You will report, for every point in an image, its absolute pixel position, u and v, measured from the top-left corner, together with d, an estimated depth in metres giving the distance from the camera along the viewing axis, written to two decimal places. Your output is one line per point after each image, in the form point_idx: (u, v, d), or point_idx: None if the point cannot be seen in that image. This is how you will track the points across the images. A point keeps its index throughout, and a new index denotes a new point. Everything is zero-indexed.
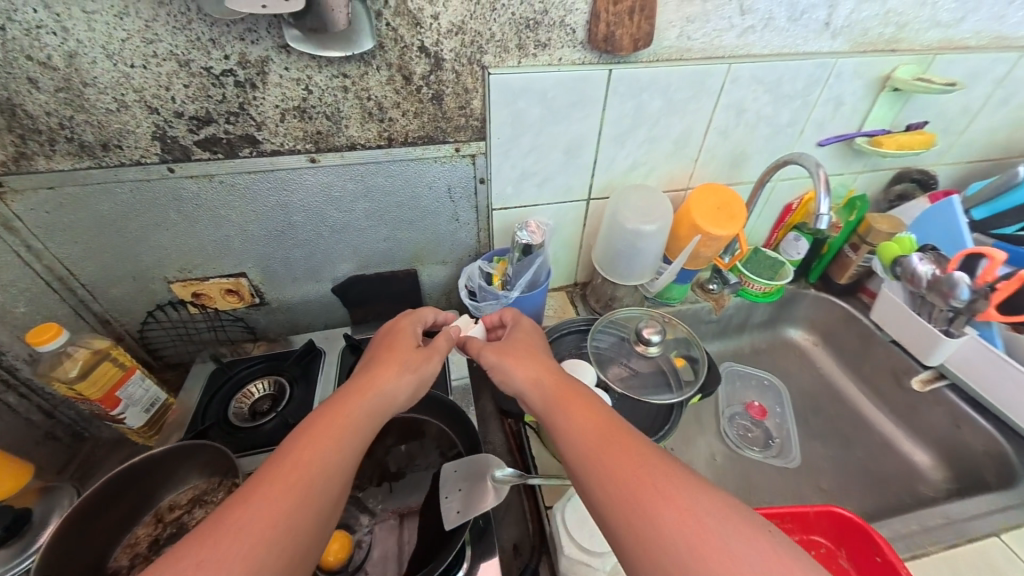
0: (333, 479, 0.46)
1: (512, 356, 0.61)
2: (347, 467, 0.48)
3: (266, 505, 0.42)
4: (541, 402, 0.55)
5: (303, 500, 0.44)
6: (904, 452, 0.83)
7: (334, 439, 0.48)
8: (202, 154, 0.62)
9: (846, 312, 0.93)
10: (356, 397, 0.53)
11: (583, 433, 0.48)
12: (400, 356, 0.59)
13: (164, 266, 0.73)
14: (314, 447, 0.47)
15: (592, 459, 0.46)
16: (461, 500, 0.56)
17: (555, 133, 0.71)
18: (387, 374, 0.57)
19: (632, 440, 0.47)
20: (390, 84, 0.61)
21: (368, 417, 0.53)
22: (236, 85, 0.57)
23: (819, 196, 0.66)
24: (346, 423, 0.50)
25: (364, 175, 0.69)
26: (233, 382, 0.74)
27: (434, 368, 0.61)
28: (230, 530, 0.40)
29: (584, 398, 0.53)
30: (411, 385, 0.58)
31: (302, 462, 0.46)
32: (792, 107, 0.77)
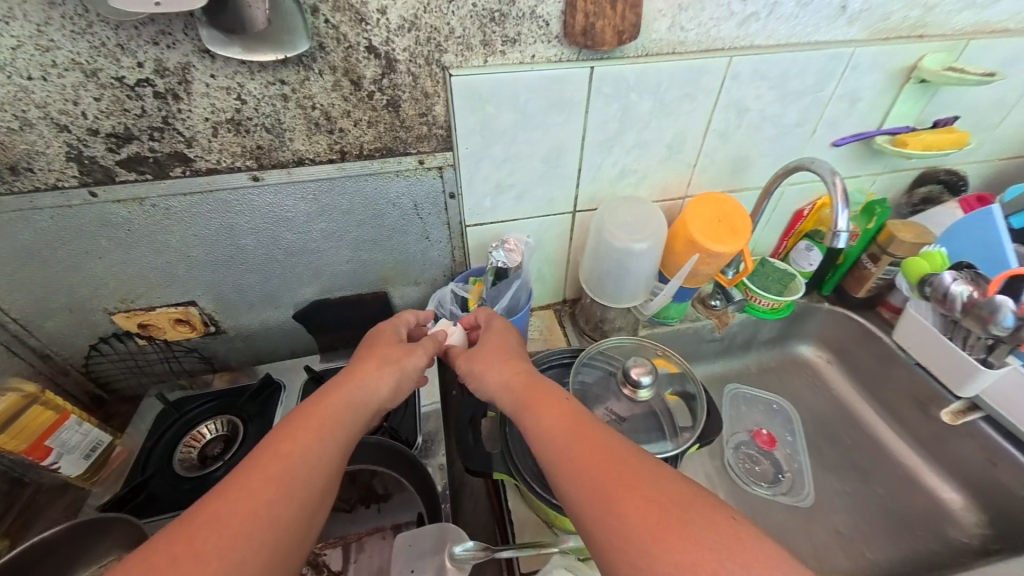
0: (318, 472, 0.42)
1: (483, 355, 0.57)
2: (333, 461, 0.44)
3: (248, 496, 0.38)
4: (508, 399, 0.51)
5: (286, 492, 0.39)
6: (931, 489, 0.75)
7: (315, 431, 0.45)
8: (127, 175, 0.55)
9: (864, 330, 0.84)
10: (338, 391, 0.50)
11: (550, 428, 0.45)
12: (382, 351, 0.56)
13: (102, 297, 0.66)
14: (296, 438, 0.43)
15: (559, 456, 0.43)
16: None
17: (531, 141, 0.63)
18: (368, 368, 0.53)
19: (599, 432, 0.44)
20: (337, 90, 0.53)
21: (351, 410, 0.49)
22: (156, 96, 0.50)
23: (837, 208, 0.57)
24: (328, 416, 0.47)
25: (316, 192, 0.62)
26: (183, 422, 0.67)
27: (417, 361, 0.57)
28: (207, 523, 0.36)
29: (552, 393, 0.49)
30: (393, 379, 0.54)
31: (282, 454, 0.42)
32: (802, 104, 0.67)
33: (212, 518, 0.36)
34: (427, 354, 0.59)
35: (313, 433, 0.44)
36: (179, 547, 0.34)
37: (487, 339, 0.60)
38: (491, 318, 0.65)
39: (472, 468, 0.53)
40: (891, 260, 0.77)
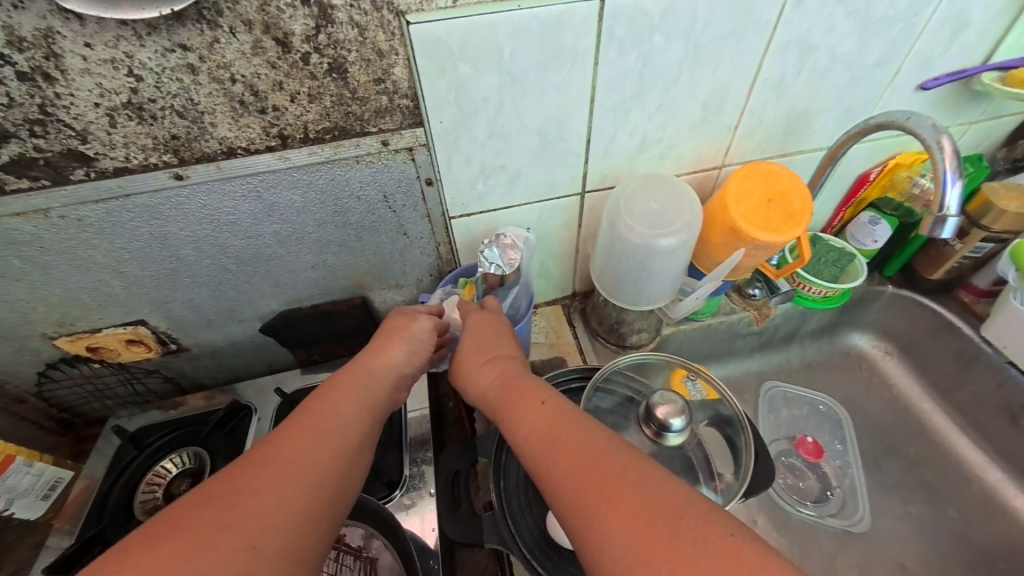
0: (353, 427, 0.39)
1: (460, 359, 0.50)
2: (365, 420, 0.41)
3: (289, 445, 0.35)
4: (490, 401, 0.45)
5: (323, 441, 0.36)
6: (1015, 511, 0.63)
7: (341, 393, 0.42)
8: (18, 183, 0.44)
9: (938, 319, 0.70)
10: (356, 362, 0.47)
11: (530, 431, 0.38)
12: (387, 325, 0.53)
13: (37, 322, 0.57)
14: (323, 399, 0.41)
15: (540, 455, 0.36)
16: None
17: (524, 107, 0.49)
18: (378, 342, 0.50)
19: (582, 431, 0.35)
20: (259, 54, 0.40)
21: (372, 375, 0.46)
22: (21, 78, 0.37)
23: (944, 180, 0.43)
24: (351, 380, 0.44)
25: (260, 189, 0.50)
26: (143, 459, 0.60)
27: (424, 324, 0.53)
28: (255, 465, 0.33)
29: (534, 389, 0.42)
30: (408, 347, 0.51)
31: (312, 410, 0.39)
32: (887, 36, 0.50)
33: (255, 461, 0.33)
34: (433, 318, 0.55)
35: (337, 393, 0.42)
36: (218, 492, 0.31)
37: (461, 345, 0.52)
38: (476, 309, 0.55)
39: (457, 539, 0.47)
40: (985, 235, 0.61)
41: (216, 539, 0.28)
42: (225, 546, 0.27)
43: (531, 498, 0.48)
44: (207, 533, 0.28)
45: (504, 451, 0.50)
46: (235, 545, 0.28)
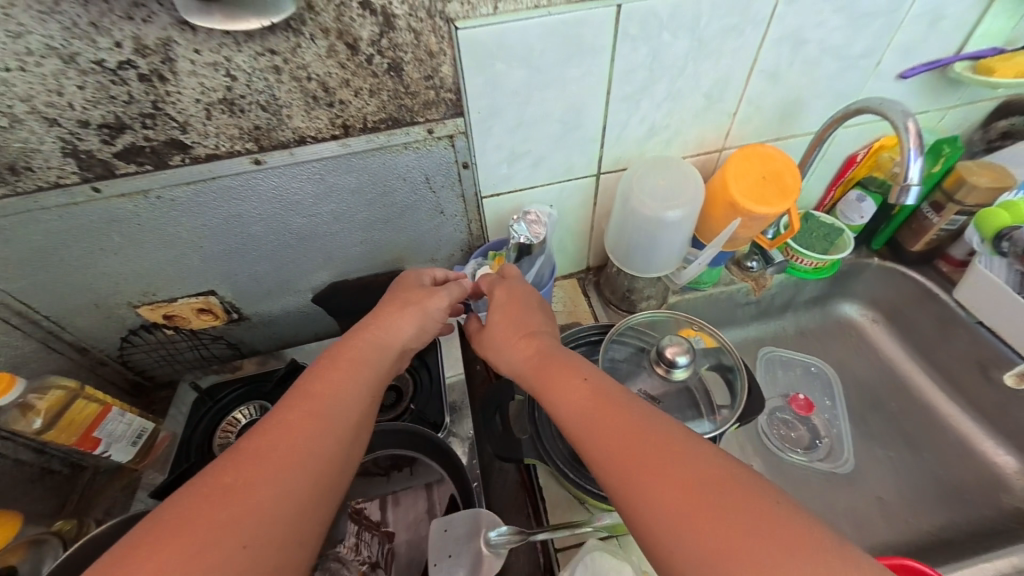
0: (352, 407, 0.44)
1: (495, 329, 0.55)
2: (367, 396, 0.46)
3: (291, 431, 0.40)
4: (523, 373, 0.49)
5: (325, 424, 0.42)
6: (986, 456, 0.71)
7: (342, 373, 0.47)
8: (127, 168, 0.52)
9: (921, 288, 0.77)
10: (358, 338, 0.51)
11: (574, 410, 0.43)
12: (402, 296, 0.57)
13: (124, 292, 0.66)
14: (326, 378, 0.46)
15: (585, 435, 0.41)
16: (454, 567, 0.46)
17: (550, 99, 0.56)
18: (390, 313, 0.54)
19: (623, 411, 0.40)
20: (332, 57, 0.48)
21: (376, 351, 0.51)
22: (141, 79, 0.45)
23: (909, 156, 0.50)
24: (356, 357, 0.49)
25: (322, 172, 0.58)
26: (217, 409, 0.70)
27: (439, 303, 0.57)
28: (255, 456, 0.37)
29: (564, 367, 0.46)
30: (417, 323, 0.55)
31: (315, 392, 0.44)
32: (868, 31, 0.58)
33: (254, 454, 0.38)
34: (450, 297, 0.59)
35: (341, 372, 0.47)
36: (220, 487, 0.35)
37: (492, 317, 0.56)
38: (510, 282, 0.59)
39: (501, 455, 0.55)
40: (959, 209, 0.69)
41: (221, 530, 0.33)
42: (229, 538, 0.33)
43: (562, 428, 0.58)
44: (213, 526, 0.33)
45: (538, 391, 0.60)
46: (236, 538, 0.33)
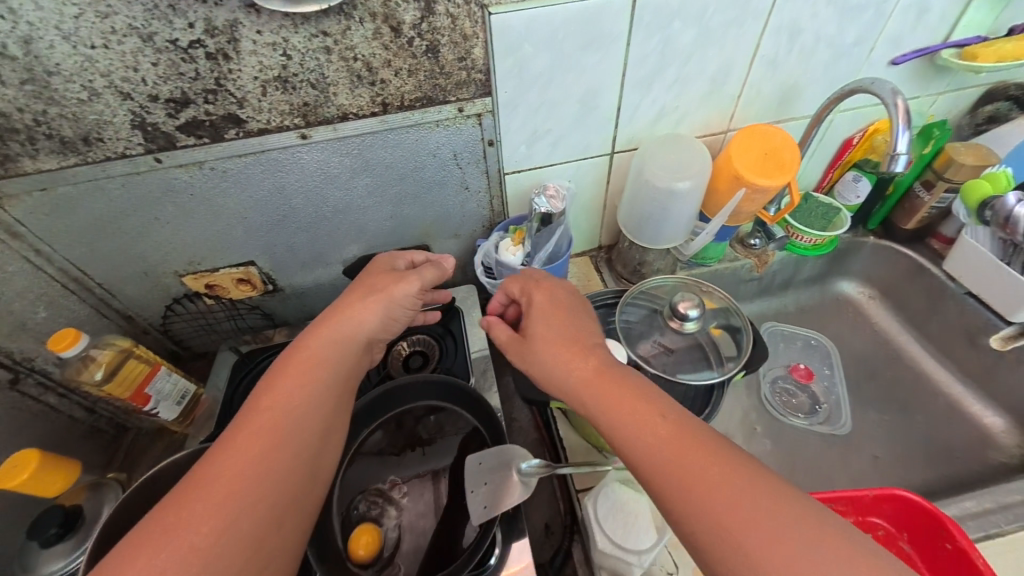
0: (310, 416, 0.46)
1: (545, 344, 0.49)
2: (325, 395, 0.48)
3: (246, 451, 0.42)
4: (583, 399, 0.46)
5: (282, 439, 0.43)
6: (974, 417, 0.75)
7: (301, 371, 0.48)
8: (187, 141, 0.57)
9: (913, 263, 0.82)
10: (320, 333, 0.51)
11: (658, 451, 0.40)
12: (366, 284, 0.56)
13: (172, 261, 0.70)
14: (282, 388, 0.47)
15: (658, 486, 0.39)
16: (489, 494, 0.53)
17: (570, 81, 0.61)
18: (351, 303, 0.54)
19: (709, 463, 0.38)
20: (377, 39, 0.53)
21: (336, 346, 0.51)
22: (208, 57, 0.51)
23: (897, 130, 0.56)
24: (312, 357, 0.49)
25: (360, 147, 0.63)
26: (256, 372, 0.76)
27: (404, 289, 0.56)
28: (205, 475, 0.40)
29: (625, 393, 0.44)
30: (382, 311, 0.55)
31: (270, 405, 0.45)
32: (862, 20, 0.63)
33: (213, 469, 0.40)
34: (419, 281, 0.58)
35: (296, 378, 0.47)
36: (180, 501, 0.38)
37: (535, 327, 0.52)
38: (549, 287, 0.56)
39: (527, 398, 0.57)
40: (948, 186, 0.74)
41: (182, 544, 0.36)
42: (189, 549, 0.36)
43: None
44: (176, 541, 0.36)
45: None
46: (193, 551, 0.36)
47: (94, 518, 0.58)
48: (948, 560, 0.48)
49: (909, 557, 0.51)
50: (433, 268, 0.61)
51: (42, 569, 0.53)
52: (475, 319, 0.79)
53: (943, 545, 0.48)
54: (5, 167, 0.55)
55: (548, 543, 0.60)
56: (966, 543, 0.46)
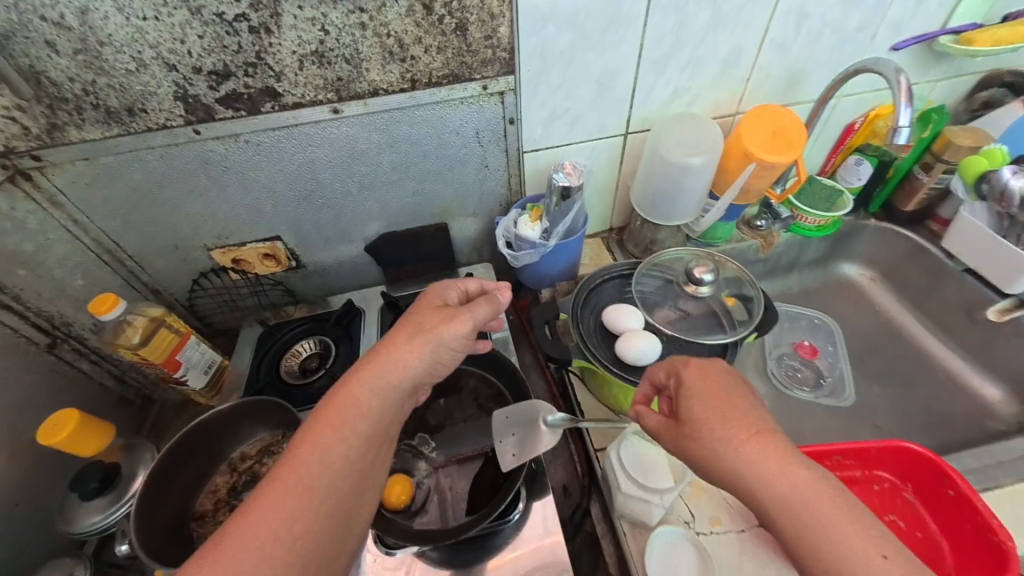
0: (341, 476, 0.40)
1: (714, 431, 0.41)
2: (360, 453, 0.41)
3: (272, 513, 0.36)
4: (776, 508, 0.38)
5: (308, 505, 0.37)
6: (972, 389, 0.79)
7: (337, 424, 0.41)
8: (225, 113, 0.60)
9: (913, 244, 0.85)
10: (363, 375, 0.44)
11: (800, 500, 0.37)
12: (415, 320, 0.48)
13: (202, 235, 0.73)
14: (313, 442, 0.40)
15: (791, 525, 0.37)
16: (516, 443, 0.57)
17: (590, 60, 0.64)
18: (397, 344, 0.45)
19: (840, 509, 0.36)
20: (410, 16, 0.56)
21: (376, 395, 0.43)
22: (251, 31, 0.53)
23: (899, 106, 0.59)
24: (349, 407, 0.42)
25: (388, 123, 0.66)
26: (281, 343, 0.77)
27: (459, 329, 0.47)
28: (212, 548, 0.34)
29: (828, 502, 0.36)
30: (433, 353, 0.46)
31: (299, 462, 0.39)
32: (864, 5, 0.66)
33: (226, 544, 0.34)
34: (472, 321, 0.49)
35: (330, 430, 0.41)
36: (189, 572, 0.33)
37: (690, 406, 0.44)
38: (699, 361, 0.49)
39: (555, 357, 0.57)
40: (946, 167, 0.77)
41: None
42: None
43: (603, 339, 0.62)
44: None
45: (580, 308, 0.63)
46: None
47: (130, 476, 0.59)
48: (951, 506, 0.52)
49: (914, 506, 0.56)
50: (486, 303, 0.51)
51: (80, 522, 0.56)
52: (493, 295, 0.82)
53: (945, 491, 0.52)
54: (51, 136, 0.57)
55: (567, 504, 0.62)
56: (965, 487, 0.50)
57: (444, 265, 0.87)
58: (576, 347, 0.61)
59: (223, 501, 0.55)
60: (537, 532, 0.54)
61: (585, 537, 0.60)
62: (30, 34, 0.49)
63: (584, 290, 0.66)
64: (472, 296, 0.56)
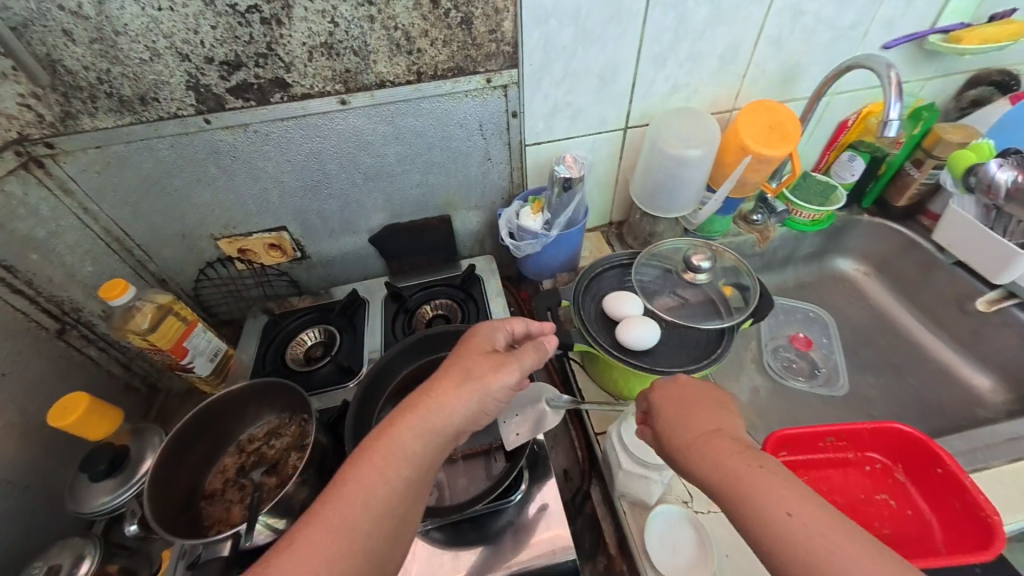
0: (382, 518, 0.40)
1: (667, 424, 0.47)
2: (401, 498, 0.41)
3: (307, 548, 0.37)
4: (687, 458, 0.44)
5: (348, 547, 0.38)
6: (962, 379, 0.81)
7: (381, 466, 0.41)
8: (235, 103, 0.61)
9: (906, 238, 0.87)
10: (409, 417, 0.44)
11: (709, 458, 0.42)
12: (465, 365, 0.48)
13: (209, 225, 0.74)
14: (359, 481, 0.40)
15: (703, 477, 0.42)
16: (520, 424, 0.58)
17: (591, 54, 0.66)
18: (445, 389, 0.46)
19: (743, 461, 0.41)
20: (417, 9, 0.58)
21: (422, 440, 0.44)
22: (263, 22, 0.55)
23: (889, 102, 0.62)
24: (396, 450, 0.42)
25: (393, 115, 0.67)
26: (285, 332, 0.78)
27: (505, 379, 0.47)
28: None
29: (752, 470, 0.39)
30: (477, 400, 0.46)
31: (343, 500, 0.39)
32: (856, 3, 0.69)
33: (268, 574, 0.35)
34: (519, 372, 0.49)
35: (376, 472, 0.41)
36: None
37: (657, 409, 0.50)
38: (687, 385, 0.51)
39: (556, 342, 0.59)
40: (936, 163, 0.80)
41: None
42: None
43: (603, 326, 0.63)
44: None
45: (581, 297, 0.65)
46: None
47: (139, 458, 0.60)
48: (940, 484, 0.54)
49: (905, 485, 0.58)
50: (533, 350, 0.51)
51: (90, 502, 0.56)
52: (496, 287, 0.83)
53: (935, 470, 0.55)
54: (64, 124, 0.58)
55: (568, 487, 0.63)
56: (953, 466, 0.53)
57: (447, 257, 0.88)
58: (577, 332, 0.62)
59: (232, 480, 0.56)
60: (539, 512, 0.56)
61: (586, 519, 0.61)
62: (48, 23, 0.50)
63: (586, 278, 0.67)
64: (518, 339, 0.56)
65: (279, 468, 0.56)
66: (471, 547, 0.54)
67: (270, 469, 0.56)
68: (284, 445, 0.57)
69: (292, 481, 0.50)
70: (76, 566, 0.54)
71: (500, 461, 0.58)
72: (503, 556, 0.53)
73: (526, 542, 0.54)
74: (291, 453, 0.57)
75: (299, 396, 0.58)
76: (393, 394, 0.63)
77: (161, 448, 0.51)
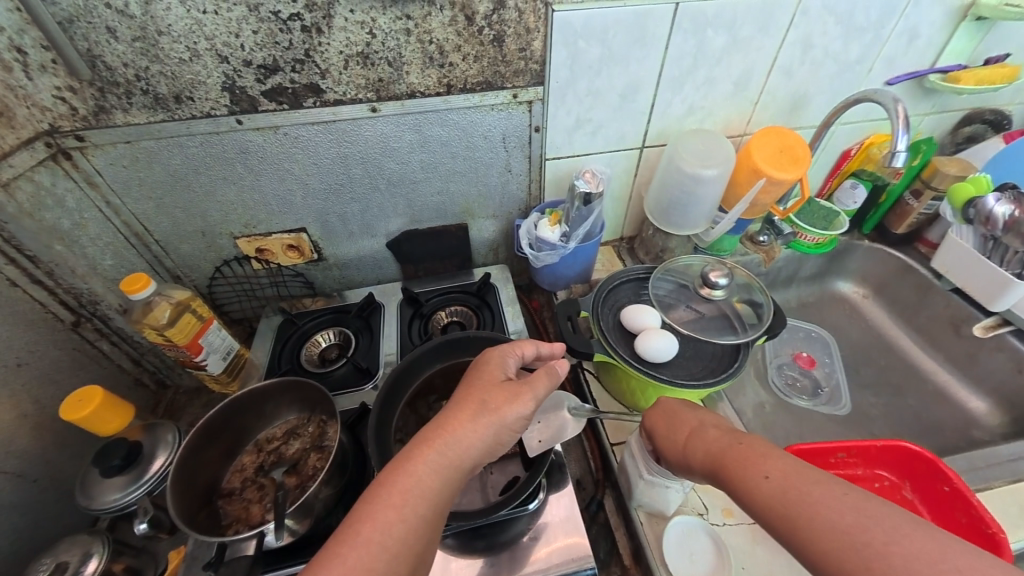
0: (398, 560, 0.39)
1: (664, 431, 0.52)
2: (420, 535, 0.41)
3: None
4: (687, 452, 0.48)
5: None
6: (958, 400, 0.83)
7: (397, 504, 0.41)
8: (269, 105, 0.62)
9: (903, 263, 0.91)
10: (425, 452, 0.44)
11: (707, 447, 0.46)
12: (479, 395, 0.48)
13: (230, 223, 0.74)
14: (376, 520, 0.40)
15: (701, 465, 0.46)
16: (542, 431, 0.59)
17: (615, 74, 0.69)
18: (461, 421, 0.46)
19: (734, 445, 0.45)
20: (452, 25, 0.60)
21: (439, 474, 0.43)
22: (303, 30, 0.56)
23: (898, 134, 0.65)
24: (413, 487, 0.42)
25: (420, 124, 0.69)
26: (301, 333, 0.79)
27: (520, 411, 0.48)
28: None
29: (738, 448, 0.44)
30: (493, 433, 0.47)
31: (360, 541, 0.39)
32: (863, 41, 0.73)
33: None
34: (534, 402, 0.49)
35: (393, 509, 0.41)
36: None
37: (651, 421, 0.54)
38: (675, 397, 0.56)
39: (576, 350, 0.61)
40: (934, 194, 0.83)
41: None
42: None
43: (621, 337, 0.65)
44: None
45: (598, 308, 0.67)
46: None
47: (150, 456, 0.59)
48: (947, 501, 0.57)
49: (913, 501, 0.60)
50: (546, 376, 0.52)
51: (100, 498, 0.55)
52: (510, 295, 0.85)
53: (942, 487, 0.57)
54: (97, 118, 0.58)
55: (582, 496, 0.64)
56: (960, 483, 0.55)
57: (462, 264, 0.90)
58: (596, 342, 0.64)
59: (250, 479, 0.57)
60: (552, 521, 0.56)
61: (601, 527, 0.62)
62: (93, 20, 0.51)
63: (603, 290, 0.70)
64: (527, 361, 0.56)
65: (299, 468, 0.57)
66: (488, 549, 0.54)
67: (290, 468, 0.57)
68: (304, 445, 0.59)
69: (317, 480, 0.50)
70: (83, 564, 0.53)
71: (495, 474, 0.59)
72: (522, 563, 0.53)
73: (542, 550, 0.54)
74: (310, 452, 0.58)
75: (319, 392, 0.59)
76: (410, 400, 0.64)
77: (187, 439, 0.53)
